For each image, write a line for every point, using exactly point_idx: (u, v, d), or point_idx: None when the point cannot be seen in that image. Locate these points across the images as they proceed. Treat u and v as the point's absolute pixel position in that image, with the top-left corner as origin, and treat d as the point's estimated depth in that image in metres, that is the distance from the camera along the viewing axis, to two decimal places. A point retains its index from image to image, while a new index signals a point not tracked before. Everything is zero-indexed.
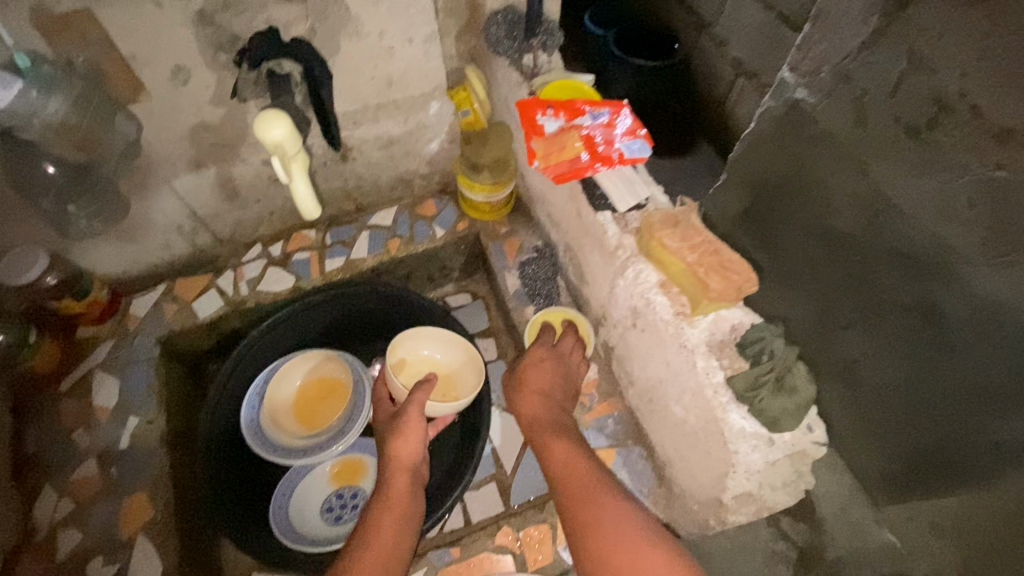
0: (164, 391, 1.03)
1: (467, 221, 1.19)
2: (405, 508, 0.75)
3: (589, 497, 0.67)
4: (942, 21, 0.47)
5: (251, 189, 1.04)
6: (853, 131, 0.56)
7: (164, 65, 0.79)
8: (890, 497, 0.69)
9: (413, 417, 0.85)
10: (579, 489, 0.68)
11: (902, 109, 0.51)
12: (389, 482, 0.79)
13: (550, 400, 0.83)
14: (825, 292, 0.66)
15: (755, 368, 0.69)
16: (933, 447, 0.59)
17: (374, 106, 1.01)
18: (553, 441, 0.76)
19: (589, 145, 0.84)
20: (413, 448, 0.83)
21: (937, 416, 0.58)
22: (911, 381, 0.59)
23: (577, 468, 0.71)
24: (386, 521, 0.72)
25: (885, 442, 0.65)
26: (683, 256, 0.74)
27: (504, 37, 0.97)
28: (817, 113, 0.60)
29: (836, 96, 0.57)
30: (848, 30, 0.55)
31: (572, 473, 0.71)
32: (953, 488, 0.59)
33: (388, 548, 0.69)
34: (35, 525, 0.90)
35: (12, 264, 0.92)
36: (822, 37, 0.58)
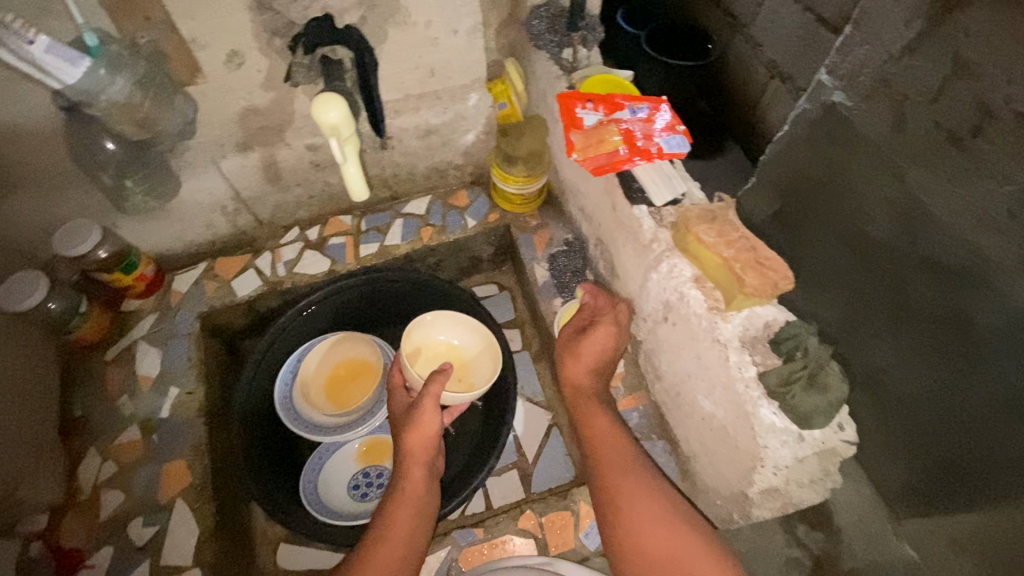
0: (203, 364, 1.06)
1: (498, 212, 1.20)
2: (419, 502, 0.81)
3: (623, 471, 0.78)
4: (988, 27, 0.48)
5: (293, 173, 1.07)
6: (893, 136, 0.59)
7: (220, 49, 0.82)
8: (915, 509, 0.77)
9: (427, 411, 0.86)
10: (614, 464, 0.79)
11: (944, 114, 0.54)
12: (405, 475, 0.83)
13: (592, 379, 0.88)
14: (858, 291, 0.70)
15: (789, 364, 0.70)
16: (963, 443, 0.63)
17: (416, 96, 1.04)
18: (595, 418, 0.84)
19: (628, 139, 0.85)
20: (428, 439, 0.85)
21: (967, 411, 0.62)
22: (941, 378, 0.63)
23: (611, 444, 0.81)
24: (402, 515, 0.79)
25: (916, 435, 0.70)
26: (720, 251, 0.74)
27: (545, 32, 1.00)
28: (854, 116, 0.63)
29: (876, 99, 0.60)
30: (891, 33, 0.57)
31: (608, 450, 0.80)
32: (978, 484, 0.64)
33: (403, 543, 0.76)
34: (80, 485, 0.95)
35: (66, 236, 0.94)
36: (863, 38, 0.60)
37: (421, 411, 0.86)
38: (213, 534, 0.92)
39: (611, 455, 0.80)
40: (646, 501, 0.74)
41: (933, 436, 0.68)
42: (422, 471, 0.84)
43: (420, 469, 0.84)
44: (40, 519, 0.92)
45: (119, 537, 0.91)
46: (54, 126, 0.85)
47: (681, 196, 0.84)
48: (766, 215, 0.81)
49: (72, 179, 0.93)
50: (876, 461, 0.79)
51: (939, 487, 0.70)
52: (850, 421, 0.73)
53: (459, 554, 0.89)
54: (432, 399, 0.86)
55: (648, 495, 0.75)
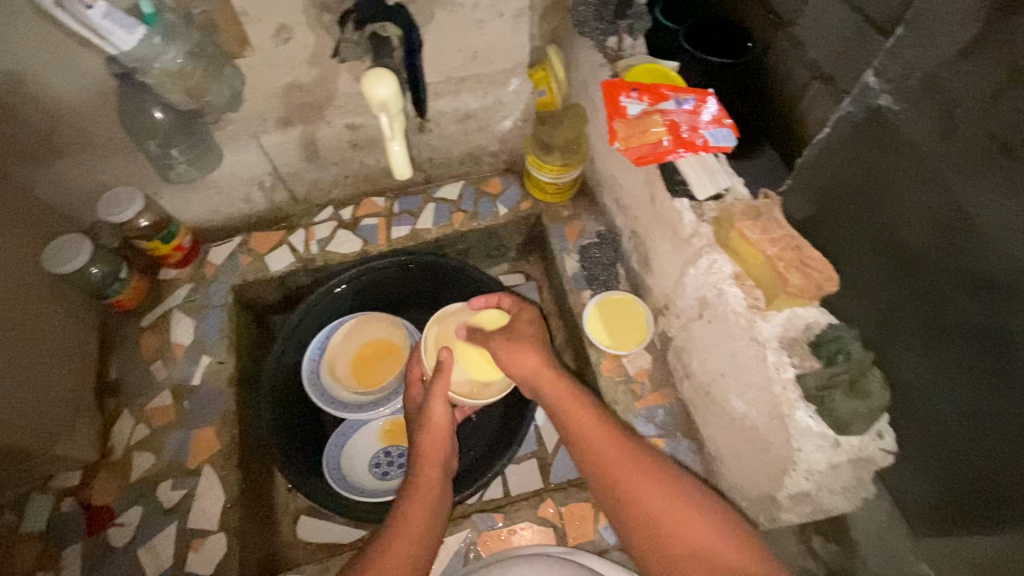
0: (234, 335, 1.08)
1: (531, 201, 1.19)
2: (433, 497, 0.81)
3: (620, 463, 0.73)
4: None
5: (331, 151, 1.08)
6: (938, 145, 0.58)
7: (269, 22, 0.83)
8: (935, 529, 0.77)
9: (437, 405, 0.91)
10: (612, 460, 0.74)
11: (997, 123, 0.53)
12: (420, 473, 0.84)
13: (548, 370, 0.85)
14: (891, 303, 0.70)
15: (829, 367, 0.68)
16: (989, 463, 0.64)
17: (457, 79, 1.03)
18: (574, 416, 0.79)
19: (673, 130, 0.83)
20: (440, 437, 0.89)
21: (996, 430, 0.62)
22: (973, 394, 0.64)
23: (607, 437, 0.76)
24: (416, 509, 0.78)
25: (940, 454, 0.70)
26: (763, 248, 0.72)
27: (590, 19, 0.99)
28: (901, 121, 0.61)
29: (925, 104, 0.58)
30: (945, 35, 0.55)
31: (602, 444, 0.75)
32: (999, 505, 0.64)
33: (416, 538, 0.74)
34: (112, 446, 0.98)
35: (111, 202, 0.96)
36: (915, 41, 0.58)
37: (430, 410, 0.91)
38: (238, 501, 0.94)
39: (608, 450, 0.75)
40: (653, 491, 0.70)
41: (972, 453, 0.66)
42: (437, 469, 0.85)
43: (435, 467, 0.85)
44: (75, 475, 0.95)
45: (148, 498, 0.93)
46: (107, 93, 0.87)
47: (725, 191, 0.82)
48: (793, 223, 0.80)
49: (120, 146, 0.96)
50: (903, 477, 0.78)
51: (959, 508, 0.70)
52: (890, 430, 0.71)
53: (478, 537, 0.89)
54: (439, 397, 0.91)
55: (653, 484, 0.71)
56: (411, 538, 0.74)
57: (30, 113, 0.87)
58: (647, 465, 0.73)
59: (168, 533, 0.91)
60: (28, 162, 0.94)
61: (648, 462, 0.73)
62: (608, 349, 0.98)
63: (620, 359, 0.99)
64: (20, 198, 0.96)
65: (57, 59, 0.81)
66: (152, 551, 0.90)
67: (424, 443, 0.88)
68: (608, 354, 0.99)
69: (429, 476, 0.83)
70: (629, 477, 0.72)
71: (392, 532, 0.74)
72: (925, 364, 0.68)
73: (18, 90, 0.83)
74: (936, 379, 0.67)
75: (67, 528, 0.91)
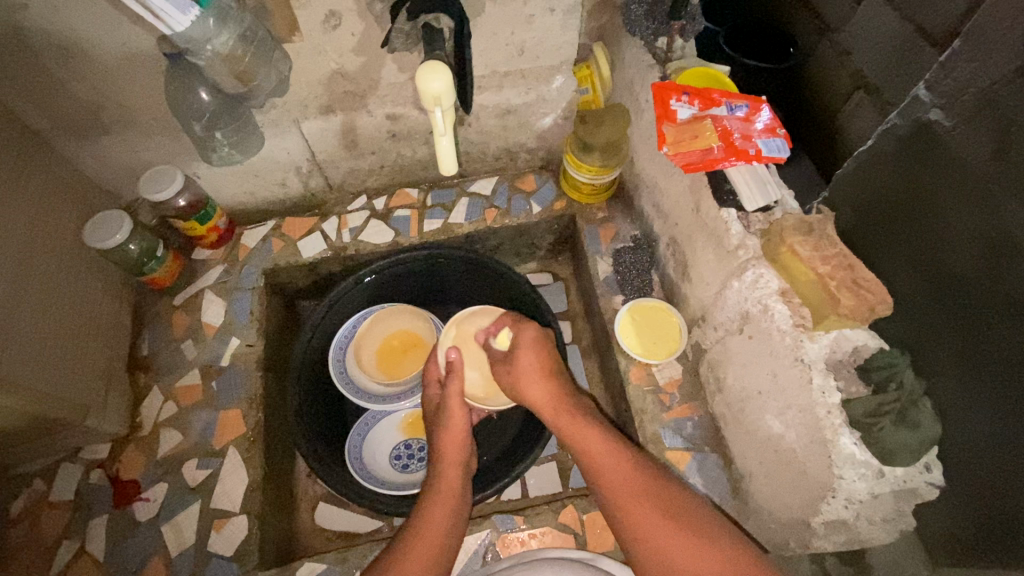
0: (264, 318, 1.08)
1: (565, 201, 1.17)
2: (454, 500, 0.80)
3: (625, 486, 0.71)
4: None
5: (370, 141, 1.07)
6: (991, 164, 0.56)
7: (320, 9, 0.83)
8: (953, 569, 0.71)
9: (456, 407, 0.91)
10: (615, 483, 0.72)
11: None
12: (440, 477, 0.84)
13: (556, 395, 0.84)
14: (930, 323, 0.68)
15: (879, 395, 0.67)
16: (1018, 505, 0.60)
17: (501, 74, 1.03)
18: (579, 432, 0.78)
19: (725, 137, 0.81)
20: (460, 439, 0.88)
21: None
22: (1006, 431, 0.60)
23: (610, 458, 0.74)
24: (436, 510, 0.77)
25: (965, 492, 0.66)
26: (814, 267, 0.70)
27: (642, 18, 0.95)
28: (949, 138, 0.61)
29: (980, 122, 0.57)
30: (1006, 51, 0.54)
31: (607, 466, 0.74)
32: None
33: (437, 541, 0.74)
34: (141, 421, 0.99)
35: (151, 180, 0.96)
36: (972, 56, 0.57)
37: (450, 410, 0.91)
38: (261, 485, 0.94)
39: (610, 467, 0.74)
40: (657, 518, 0.68)
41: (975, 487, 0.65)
42: (457, 472, 0.85)
43: (456, 469, 0.85)
44: (104, 448, 0.96)
45: (174, 475, 0.94)
46: (156, 72, 0.88)
47: (773, 204, 0.79)
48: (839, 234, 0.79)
49: (164, 125, 0.96)
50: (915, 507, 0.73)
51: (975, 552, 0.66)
52: (938, 462, 0.69)
53: (497, 538, 0.89)
54: (456, 398, 0.91)
55: (657, 510, 0.69)
56: (432, 542, 0.73)
57: (81, 89, 0.89)
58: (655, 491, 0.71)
59: (191, 511, 0.92)
60: (75, 136, 0.96)
61: (652, 483, 0.72)
62: (638, 358, 0.97)
63: (649, 367, 0.97)
64: (66, 171, 0.97)
65: (111, 36, 0.82)
66: (175, 527, 0.91)
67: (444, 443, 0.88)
68: (638, 363, 0.98)
69: (450, 477, 0.84)
70: (636, 499, 0.70)
71: (412, 534, 0.74)
72: (941, 389, 0.67)
73: (72, 64, 0.85)
74: (955, 408, 0.66)
75: (96, 499, 0.93)
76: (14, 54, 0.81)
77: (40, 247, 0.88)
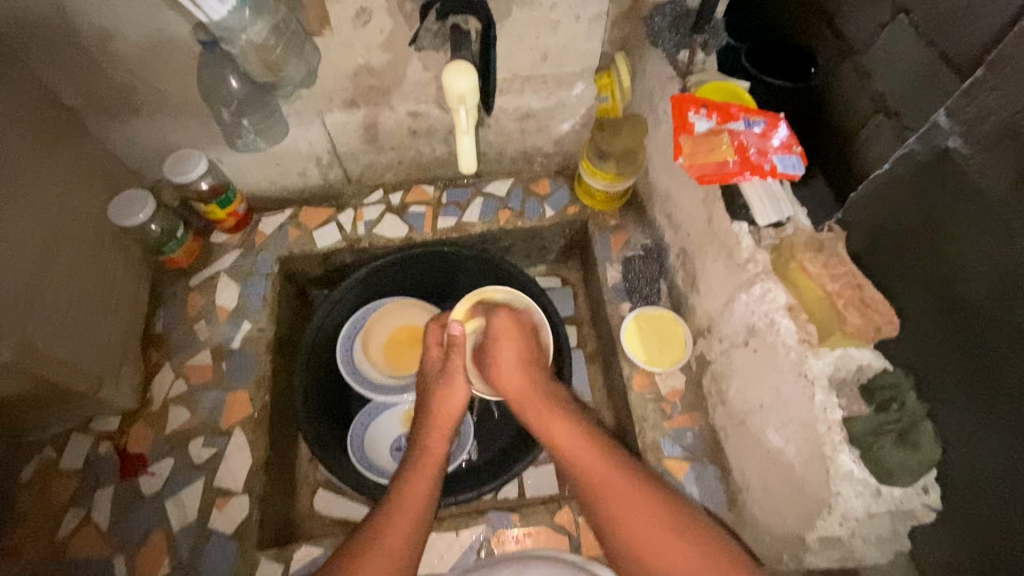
0: (276, 304, 1.10)
1: (578, 206, 1.18)
2: (435, 471, 0.83)
3: (601, 481, 0.74)
4: None
5: (391, 136, 1.10)
6: (1009, 193, 0.58)
7: (351, 5, 0.86)
8: None
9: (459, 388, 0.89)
10: (591, 473, 0.75)
11: None
12: (424, 446, 0.85)
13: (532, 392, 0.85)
14: (935, 348, 0.68)
15: (881, 414, 0.67)
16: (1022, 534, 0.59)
17: (523, 78, 1.05)
18: (552, 420, 0.81)
19: (740, 151, 0.82)
20: (453, 410, 0.89)
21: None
22: (1010, 458, 0.60)
23: (591, 453, 0.76)
24: (414, 485, 0.80)
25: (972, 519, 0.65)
26: (823, 284, 0.71)
27: (665, 29, 0.98)
28: (969, 165, 0.61)
29: (1000, 152, 0.58)
30: None
31: (586, 459, 0.76)
32: None
33: (415, 511, 0.77)
34: (151, 396, 1.01)
35: (176, 161, 0.99)
36: (996, 85, 0.57)
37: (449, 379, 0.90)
38: (264, 467, 0.96)
39: (591, 459, 0.76)
40: (639, 518, 0.71)
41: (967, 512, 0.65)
42: (439, 442, 0.86)
43: (441, 440, 0.86)
44: (114, 420, 0.99)
45: (180, 451, 0.96)
46: (189, 57, 0.90)
47: (785, 220, 0.80)
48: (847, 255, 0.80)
49: (193, 110, 0.99)
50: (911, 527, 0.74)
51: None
52: (937, 485, 0.68)
53: (492, 534, 0.90)
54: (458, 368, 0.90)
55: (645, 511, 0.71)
56: (412, 516, 0.77)
57: (116, 71, 0.91)
58: (647, 495, 0.72)
59: (195, 487, 0.94)
60: (106, 115, 0.99)
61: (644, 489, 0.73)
62: (642, 365, 0.98)
63: (652, 376, 0.98)
64: (95, 149, 1.00)
65: (149, 20, 0.85)
66: (178, 502, 0.93)
67: (438, 413, 0.88)
68: (641, 370, 0.98)
69: (434, 447, 0.85)
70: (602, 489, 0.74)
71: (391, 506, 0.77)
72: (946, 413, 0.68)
73: (108, 46, 0.88)
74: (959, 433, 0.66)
75: (103, 469, 0.95)
76: (55, 32, 0.84)
77: (66, 222, 0.91)
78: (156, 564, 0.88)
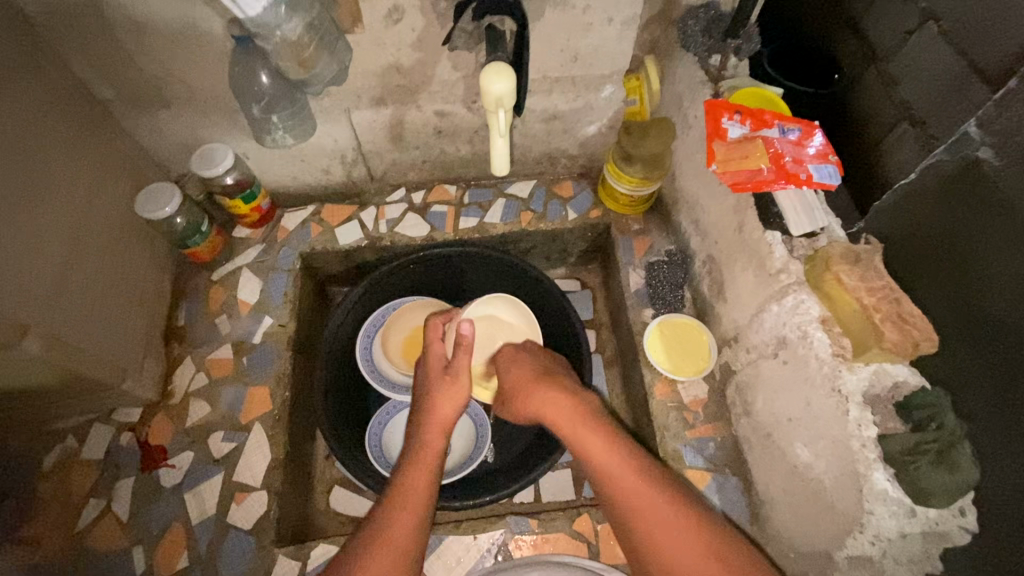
0: (297, 300, 1.10)
1: (602, 210, 1.17)
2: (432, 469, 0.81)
3: (632, 494, 0.71)
4: None
5: (416, 135, 1.09)
6: None
7: (384, 3, 0.85)
8: None
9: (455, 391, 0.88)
10: (622, 488, 0.72)
11: None
12: (425, 444, 0.84)
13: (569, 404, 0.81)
14: (954, 364, 0.67)
15: (918, 433, 0.66)
16: None
17: (552, 79, 1.03)
18: (580, 434, 0.78)
19: (775, 160, 0.81)
20: (454, 406, 0.87)
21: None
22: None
23: (619, 467, 0.74)
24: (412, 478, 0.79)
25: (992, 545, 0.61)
26: (859, 296, 0.69)
27: (698, 33, 0.96)
28: (998, 179, 0.61)
29: None
30: None
31: (614, 473, 0.73)
32: None
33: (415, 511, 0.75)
34: (173, 389, 1.01)
35: (205, 156, 0.99)
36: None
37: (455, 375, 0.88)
38: (282, 463, 0.96)
39: (623, 472, 0.73)
40: (672, 531, 0.68)
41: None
42: (440, 436, 0.85)
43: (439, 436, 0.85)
44: (136, 412, 0.99)
45: (200, 445, 0.97)
46: (220, 52, 0.90)
47: (819, 230, 0.79)
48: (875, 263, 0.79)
49: (222, 105, 0.99)
50: None
51: None
52: (973, 508, 0.64)
53: (510, 539, 0.89)
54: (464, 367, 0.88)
55: (680, 523, 0.69)
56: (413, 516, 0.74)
57: (148, 64, 0.92)
58: (675, 512, 0.70)
59: (215, 481, 0.94)
60: (135, 108, 0.99)
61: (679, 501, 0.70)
62: (665, 373, 0.96)
63: (675, 384, 0.96)
64: (122, 140, 1.01)
65: (182, 15, 0.85)
66: (197, 496, 0.93)
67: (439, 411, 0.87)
68: (664, 378, 0.97)
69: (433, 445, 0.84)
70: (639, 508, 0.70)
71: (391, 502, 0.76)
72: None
73: (141, 40, 0.88)
74: (990, 455, 0.62)
75: (124, 461, 0.95)
76: (91, 25, 0.85)
77: (93, 216, 0.91)
78: (175, 558, 0.89)
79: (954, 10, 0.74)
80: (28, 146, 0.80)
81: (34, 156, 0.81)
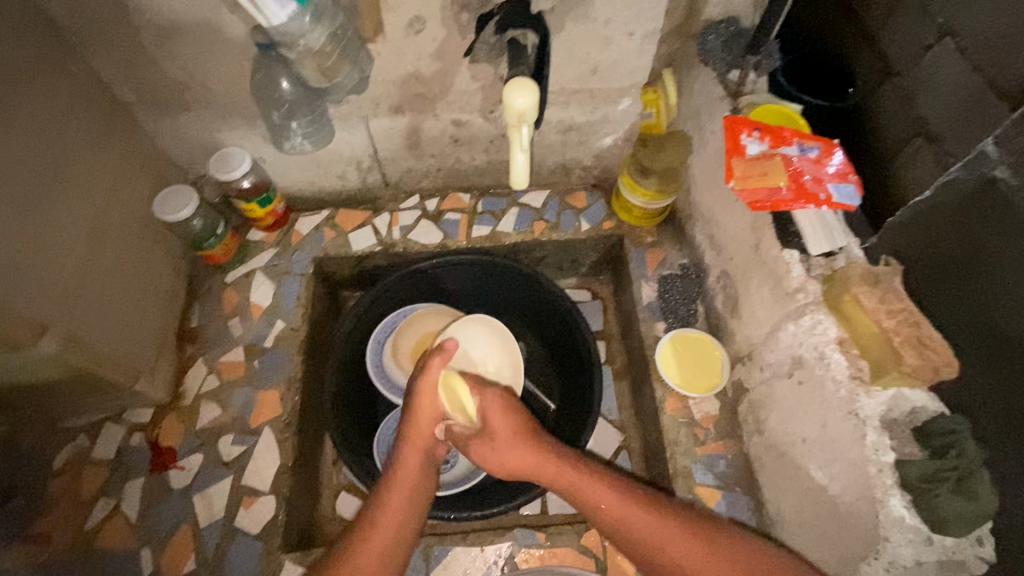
0: (310, 304, 1.10)
1: (615, 221, 1.16)
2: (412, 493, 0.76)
3: (642, 530, 0.69)
4: None
5: (432, 143, 1.10)
6: None
7: (406, 14, 0.86)
8: None
9: (424, 397, 0.82)
10: (660, 549, 0.68)
11: None
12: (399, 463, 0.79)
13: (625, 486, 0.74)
14: (979, 385, 0.66)
15: (937, 460, 0.65)
16: None
17: (571, 91, 1.04)
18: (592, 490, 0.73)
19: (794, 178, 0.82)
20: (427, 423, 0.81)
21: None
22: None
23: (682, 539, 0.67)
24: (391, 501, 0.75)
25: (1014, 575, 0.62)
26: (879, 319, 0.69)
27: (719, 49, 0.97)
28: (1015, 197, 0.61)
29: None
30: None
31: (636, 519, 0.70)
32: None
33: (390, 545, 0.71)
34: (184, 390, 1.02)
35: (221, 159, 0.99)
36: None
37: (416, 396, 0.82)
38: (291, 469, 0.96)
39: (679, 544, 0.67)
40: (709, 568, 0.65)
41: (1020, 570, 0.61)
42: (419, 457, 0.80)
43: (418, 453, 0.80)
44: (147, 413, 1.00)
45: (210, 448, 0.97)
46: (242, 59, 0.91)
47: (838, 250, 0.79)
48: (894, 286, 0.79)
49: (241, 109, 1.00)
50: None
51: None
52: (992, 537, 0.64)
53: (517, 551, 0.89)
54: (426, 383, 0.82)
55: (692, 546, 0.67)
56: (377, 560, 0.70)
57: (171, 68, 0.93)
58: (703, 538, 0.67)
59: (224, 484, 0.94)
60: (156, 111, 1.00)
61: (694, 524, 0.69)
62: (677, 389, 0.96)
63: (686, 399, 0.96)
64: (141, 143, 1.02)
65: (205, 22, 0.86)
66: (206, 499, 0.93)
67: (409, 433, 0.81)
68: (675, 393, 0.97)
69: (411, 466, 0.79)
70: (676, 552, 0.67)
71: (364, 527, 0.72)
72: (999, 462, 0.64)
73: (164, 44, 0.89)
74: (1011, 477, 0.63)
75: (134, 462, 0.96)
76: (115, 28, 0.86)
77: (112, 219, 0.92)
78: (183, 560, 0.89)
79: (972, 27, 0.72)
80: (49, 146, 0.81)
81: (56, 157, 0.82)
